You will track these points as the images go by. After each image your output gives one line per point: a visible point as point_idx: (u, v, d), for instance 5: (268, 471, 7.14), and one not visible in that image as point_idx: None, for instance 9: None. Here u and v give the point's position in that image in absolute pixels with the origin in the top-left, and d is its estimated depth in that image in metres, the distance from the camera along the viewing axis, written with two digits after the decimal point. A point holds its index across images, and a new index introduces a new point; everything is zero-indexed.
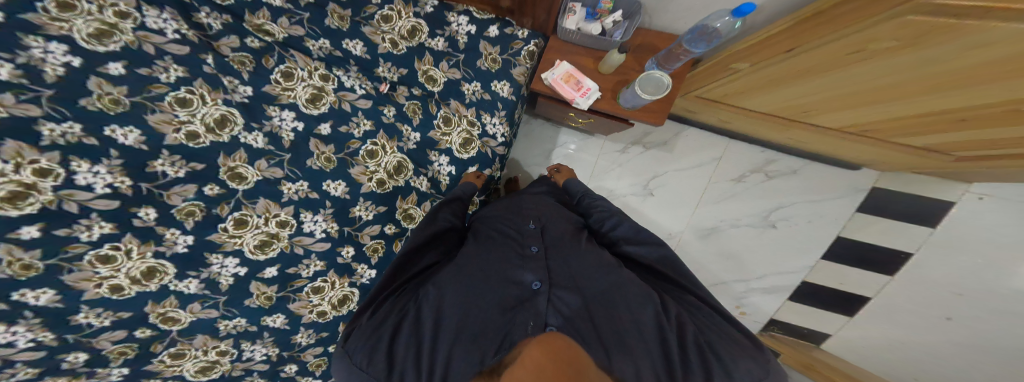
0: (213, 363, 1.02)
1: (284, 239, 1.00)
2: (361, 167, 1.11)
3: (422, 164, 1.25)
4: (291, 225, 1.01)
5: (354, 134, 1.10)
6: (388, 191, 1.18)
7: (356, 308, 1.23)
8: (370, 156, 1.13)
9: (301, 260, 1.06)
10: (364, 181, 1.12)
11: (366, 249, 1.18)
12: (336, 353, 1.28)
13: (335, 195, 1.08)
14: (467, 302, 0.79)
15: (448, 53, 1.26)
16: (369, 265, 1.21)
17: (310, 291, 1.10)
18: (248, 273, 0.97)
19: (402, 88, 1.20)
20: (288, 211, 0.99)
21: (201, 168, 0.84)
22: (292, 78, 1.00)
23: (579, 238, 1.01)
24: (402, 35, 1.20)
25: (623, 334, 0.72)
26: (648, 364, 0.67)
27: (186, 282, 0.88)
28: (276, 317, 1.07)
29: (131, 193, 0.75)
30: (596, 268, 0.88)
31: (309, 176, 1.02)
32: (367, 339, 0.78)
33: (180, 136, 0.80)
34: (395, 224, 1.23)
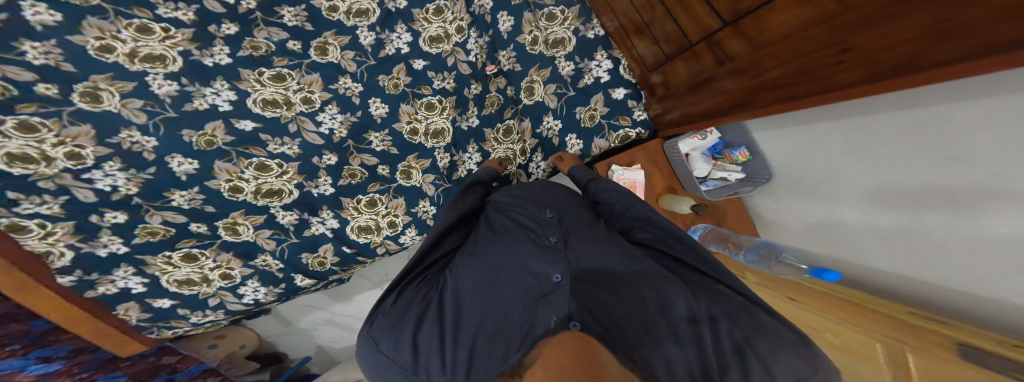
0: (39, 157, 0.73)
1: (292, 112, 0.93)
2: (411, 109, 1.01)
3: (456, 147, 1.08)
4: (313, 106, 0.94)
5: (433, 83, 1.02)
6: (411, 143, 1.02)
7: (273, 210, 0.97)
8: (430, 109, 1.02)
9: (285, 135, 0.93)
10: (402, 121, 1.00)
11: (344, 171, 0.99)
12: (182, 237, 0.92)
13: (372, 113, 0.99)
14: (486, 294, 0.61)
15: (562, 82, 1.08)
16: (332, 182, 0.99)
17: (252, 164, 0.92)
18: (225, 112, 0.88)
19: (501, 79, 1.08)
20: (324, 96, 0.95)
21: (309, 29, 0.94)
22: (439, 15, 1.00)
23: (593, 223, 0.78)
24: (543, 40, 1.06)
25: (653, 332, 0.51)
26: (681, 365, 0.46)
27: (164, 83, 0.82)
28: (186, 163, 0.86)
29: (240, 12, 0.89)
30: (615, 259, 0.66)
31: (368, 85, 0.98)
32: (389, 331, 0.61)
33: (323, 3, 0.95)
34: (390, 170, 1.03)
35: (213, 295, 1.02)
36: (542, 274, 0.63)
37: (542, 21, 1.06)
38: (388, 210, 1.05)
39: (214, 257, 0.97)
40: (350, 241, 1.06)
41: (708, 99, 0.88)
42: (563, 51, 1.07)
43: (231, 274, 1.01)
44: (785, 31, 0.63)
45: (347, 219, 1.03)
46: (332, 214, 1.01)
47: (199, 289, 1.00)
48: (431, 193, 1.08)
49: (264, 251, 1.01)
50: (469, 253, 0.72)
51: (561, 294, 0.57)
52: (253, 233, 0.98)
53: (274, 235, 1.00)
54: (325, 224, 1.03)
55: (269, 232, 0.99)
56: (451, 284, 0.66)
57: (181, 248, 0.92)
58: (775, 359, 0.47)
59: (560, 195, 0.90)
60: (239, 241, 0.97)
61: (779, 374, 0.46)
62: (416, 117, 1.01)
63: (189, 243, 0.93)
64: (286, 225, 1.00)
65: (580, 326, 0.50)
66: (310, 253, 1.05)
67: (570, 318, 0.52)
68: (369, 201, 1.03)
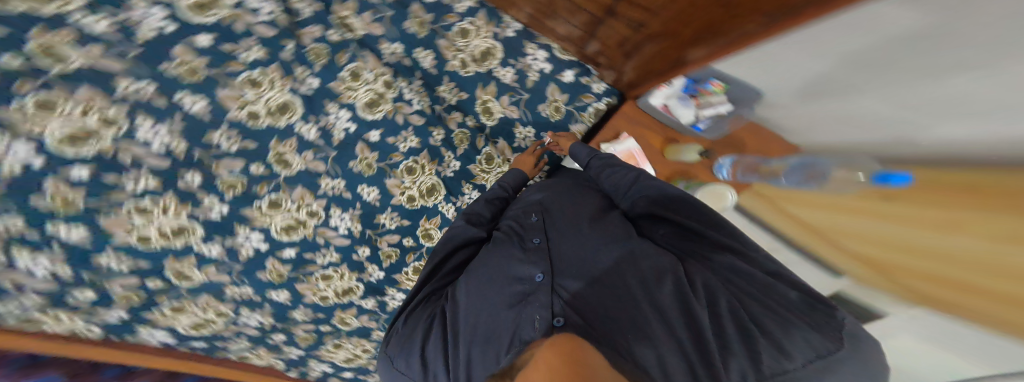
0: (208, 321, 0.96)
1: (310, 227, 0.95)
2: (396, 181, 0.99)
3: (454, 192, 1.04)
4: (322, 217, 0.95)
5: (400, 149, 0.93)
6: (418, 208, 1.03)
7: (356, 301, 1.08)
8: (410, 171, 0.94)
9: (320, 247, 0.98)
10: (398, 195, 0.98)
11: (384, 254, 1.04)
12: (321, 336, 1.12)
13: (366, 200, 0.95)
14: (479, 309, 0.59)
15: (513, 91, 1.01)
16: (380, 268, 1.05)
17: (321, 278, 1.01)
18: (268, 249, 0.93)
19: (457, 114, 0.98)
20: (322, 204, 0.94)
21: (252, 147, 0.84)
22: (359, 79, 0.92)
23: (578, 216, 0.73)
24: (473, 57, 0.94)
25: (640, 319, 0.47)
26: (674, 356, 0.43)
27: (209, 245, 0.86)
28: (284, 294, 0.99)
29: (181, 157, 0.78)
30: (604, 253, 0.61)
31: (349, 177, 0.95)
32: (403, 354, 0.61)
33: (240, 113, 0.81)
34: (415, 238, 1.07)
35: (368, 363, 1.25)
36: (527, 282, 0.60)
37: (458, 40, 0.94)
38: None
39: (350, 341, 1.16)
40: None
41: (668, 57, 0.78)
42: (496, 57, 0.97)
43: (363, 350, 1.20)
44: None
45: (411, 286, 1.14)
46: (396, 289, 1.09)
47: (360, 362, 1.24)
48: None
49: (373, 329, 1.15)
50: (469, 271, 0.69)
51: (545, 293, 0.54)
52: (358, 320, 1.13)
53: (371, 317, 1.13)
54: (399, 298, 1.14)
55: (367, 317, 1.12)
56: (453, 303, 0.64)
57: (329, 341, 1.14)
58: (791, 333, 0.47)
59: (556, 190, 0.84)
60: (352, 328, 1.13)
61: (793, 353, 0.44)
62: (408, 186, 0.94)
63: (330, 337, 1.13)
64: (372, 307, 1.12)
65: (565, 321, 0.47)
66: None
67: (556, 315, 0.49)
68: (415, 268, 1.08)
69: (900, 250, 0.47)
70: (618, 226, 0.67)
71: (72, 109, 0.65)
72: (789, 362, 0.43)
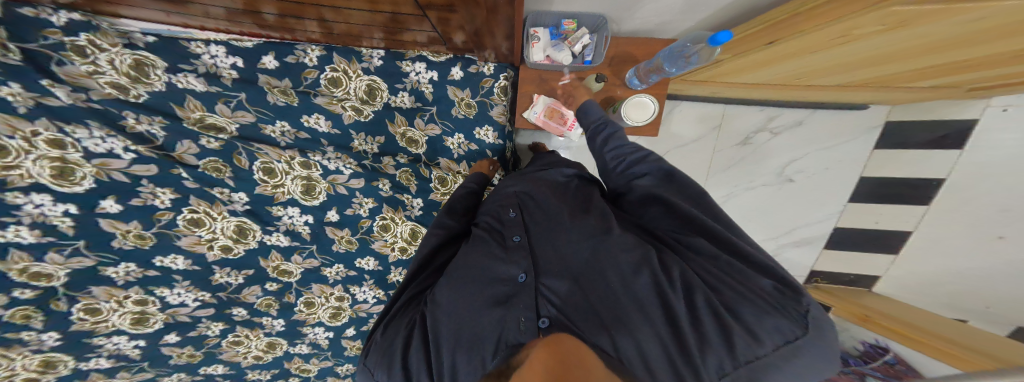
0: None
1: (348, 309, 1.02)
2: (381, 241, 0.93)
3: (432, 225, 0.95)
4: (348, 298, 0.99)
5: (362, 214, 0.89)
6: (411, 256, 0.97)
7: None
8: (384, 228, 0.91)
9: (367, 319, 1.07)
10: (387, 251, 0.94)
11: None
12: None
13: (370, 269, 0.96)
14: (461, 315, 0.51)
15: (419, 107, 0.89)
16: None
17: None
18: (335, 335, 1.06)
19: (386, 157, 0.89)
20: (340, 288, 0.97)
21: (255, 271, 0.88)
22: (275, 176, 0.81)
23: (560, 201, 0.67)
24: (357, 98, 0.85)
25: (617, 306, 0.43)
26: (654, 340, 0.38)
27: (298, 346, 1.05)
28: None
29: (216, 300, 0.87)
30: (577, 248, 0.55)
31: (341, 258, 0.93)
32: (380, 359, 0.52)
33: (215, 252, 0.80)
34: None
35: None
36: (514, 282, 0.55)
37: (334, 90, 0.84)
38: None
39: None
40: None
41: (481, 12, 0.55)
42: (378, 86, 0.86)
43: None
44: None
45: None
46: None
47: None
48: None
49: None
50: (448, 271, 0.61)
51: (529, 295, 0.50)
52: None
53: None
54: None
55: None
56: (434, 307, 0.55)
57: None
58: (757, 318, 0.36)
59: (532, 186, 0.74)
60: None
61: (762, 336, 0.35)
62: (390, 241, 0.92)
63: None
64: None
65: (550, 322, 0.46)
66: None
67: (541, 315, 0.48)
68: None
69: (924, 23, 0.42)
70: (600, 212, 0.60)
71: (111, 304, 0.74)
72: (762, 350, 0.34)
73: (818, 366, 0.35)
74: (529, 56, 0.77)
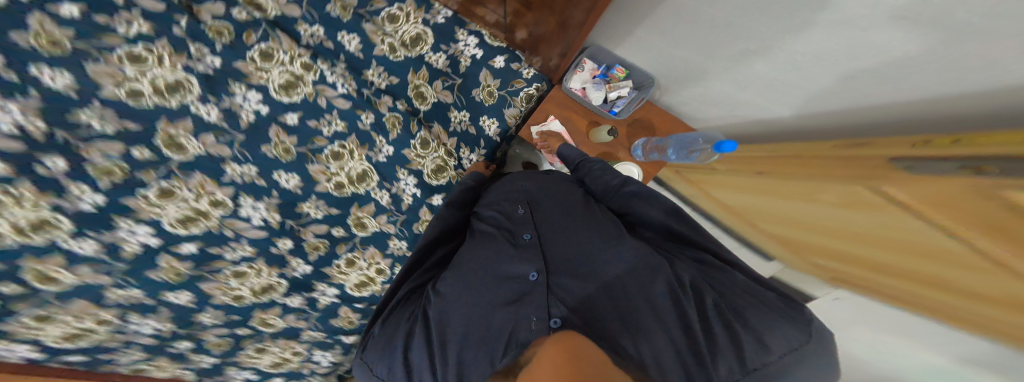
0: (87, 331, 0.64)
1: (213, 219, 0.70)
2: (322, 165, 0.81)
3: (388, 179, 0.89)
4: (229, 205, 0.71)
5: (323, 132, 0.80)
6: (345, 198, 0.84)
7: (279, 299, 0.83)
8: (339, 158, 0.82)
9: (227, 240, 0.73)
10: (321, 181, 0.81)
11: (306, 246, 0.82)
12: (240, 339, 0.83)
13: (285, 187, 0.77)
14: (467, 310, 0.47)
15: (445, 74, 0.84)
16: (305, 260, 0.83)
17: (229, 274, 0.75)
18: (160, 245, 0.66)
19: (386, 97, 0.86)
20: (227, 192, 0.71)
21: (137, 130, 0.61)
22: (270, 59, 0.74)
23: (570, 200, 0.63)
24: (400, 42, 0.83)
25: (631, 305, 0.41)
26: (668, 346, 0.36)
27: (56, 266, 0.56)
28: (181, 294, 0.71)
29: (39, 139, 0.53)
30: (584, 247, 0.52)
31: (260, 163, 0.74)
32: (382, 355, 0.50)
33: (118, 92, 0.59)
34: (346, 228, 0.86)
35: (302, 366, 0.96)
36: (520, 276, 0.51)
37: (387, 25, 0.82)
38: (370, 261, 0.91)
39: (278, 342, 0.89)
40: (360, 298, 0.93)
41: (551, 17, 0.61)
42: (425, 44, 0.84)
43: (298, 351, 0.92)
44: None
45: (341, 282, 0.89)
46: (327, 284, 0.88)
47: (291, 366, 0.95)
48: (394, 231, 0.92)
49: (305, 329, 0.90)
50: (453, 267, 0.58)
51: (540, 295, 0.46)
52: (284, 321, 0.86)
53: (302, 315, 0.88)
54: (328, 294, 0.89)
55: (296, 315, 0.87)
56: (437, 301, 0.52)
57: (250, 346, 0.85)
58: (768, 327, 0.37)
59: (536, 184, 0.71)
60: (278, 329, 0.86)
61: (772, 344, 0.36)
62: (332, 169, 0.82)
63: (250, 341, 0.85)
64: (301, 306, 0.87)
65: (563, 323, 0.40)
66: (336, 317, 0.93)
67: (551, 315, 0.43)
68: (347, 261, 0.88)
69: (874, 213, 0.40)
70: (607, 217, 0.58)
71: None
72: (772, 356, 0.35)
73: (823, 372, 0.36)
74: (567, 82, 0.81)
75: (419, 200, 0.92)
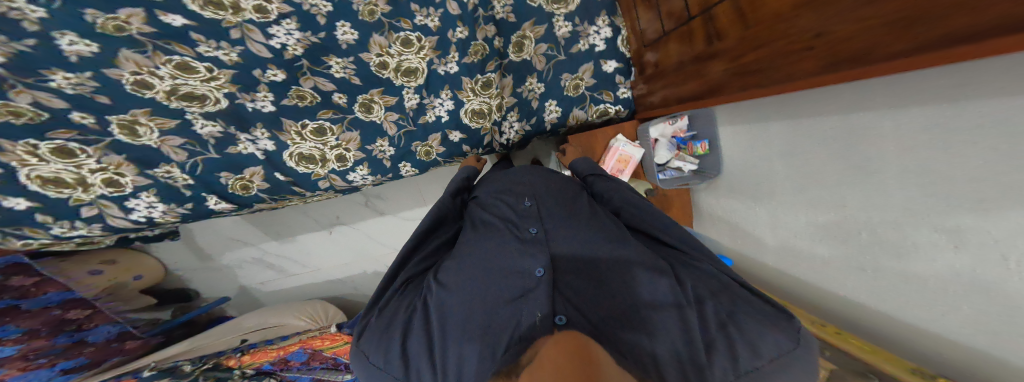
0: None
1: (238, 19, 0.60)
2: (383, 40, 0.71)
3: (429, 89, 0.78)
4: (268, 19, 0.62)
5: (415, 17, 0.71)
6: (376, 77, 0.73)
7: (189, 116, 0.65)
8: (405, 46, 0.72)
9: (224, 38, 0.61)
10: (371, 52, 0.71)
11: (290, 91, 0.69)
12: (58, 126, 0.58)
13: (332, 33, 0.67)
14: (472, 299, 0.49)
15: (555, 44, 0.80)
16: (274, 100, 0.69)
17: (173, 62, 0.59)
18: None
19: (492, 26, 0.76)
20: (282, 8, 0.62)
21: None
22: None
23: (573, 203, 0.65)
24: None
25: (630, 312, 0.45)
26: (666, 355, 0.41)
27: None
28: (81, 45, 0.54)
29: None
30: (593, 247, 0.55)
31: (338, 8, 0.66)
32: (375, 343, 0.47)
33: None
34: (349, 101, 0.74)
35: (91, 203, 0.67)
36: (526, 272, 0.53)
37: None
38: (339, 142, 0.78)
39: (99, 158, 0.63)
40: (287, 169, 0.78)
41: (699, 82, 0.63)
42: (564, 9, 0.78)
43: (119, 182, 0.67)
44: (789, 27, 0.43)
45: (286, 143, 0.75)
46: (268, 134, 0.72)
47: (71, 195, 0.65)
48: (391, 134, 0.81)
49: (169, 162, 0.69)
50: (454, 255, 0.57)
51: (546, 291, 0.49)
52: (157, 138, 0.65)
53: (187, 146, 0.68)
54: (256, 144, 0.73)
55: (181, 142, 0.67)
56: (440, 291, 0.51)
57: (56, 140, 0.59)
58: (757, 332, 0.40)
59: (544, 181, 0.70)
60: (137, 145, 0.65)
61: (761, 350, 0.39)
62: (390, 51, 0.72)
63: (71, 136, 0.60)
64: (204, 136, 0.68)
65: (566, 320, 0.46)
66: (232, 173, 0.75)
67: (555, 311, 0.48)
68: (316, 128, 0.75)
69: None
70: (606, 220, 0.60)
71: None
72: (761, 363, 0.38)
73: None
74: (648, 125, 0.81)
75: (437, 126, 0.83)
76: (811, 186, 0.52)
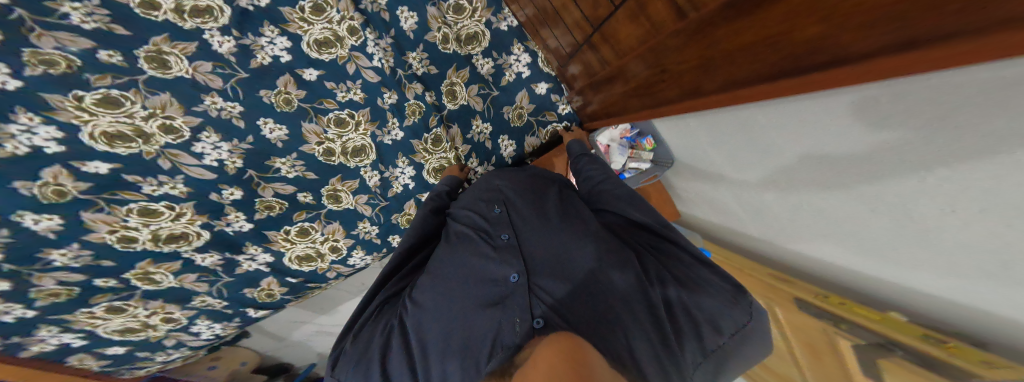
0: None
1: (153, 146, 0.61)
2: (318, 127, 0.73)
3: (384, 163, 0.82)
4: (183, 137, 0.62)
5: (336, 95, 0.73)
6: (330, 166, 0.77)
7: (186, 254, 0.71)
8: (340, 125, 0.75)
9: (159, 172, 0.62)
10: (310, 142, 0.73)
11: (257, 204, 0.73)
12: (93, 293, 0.66)
13: (264, 137, 0.69)
14: (446, 319, 0.49)
15: (484, 82, 0.82)
16: (248, 218, 0.73)
17: (135, 210, 0.62)
18: (58, 155, 0.54)
19: (417, 83, 0.78)
20: (190, 121, 0.62)
21: (121, 34, 0.55)
22: (319, 14, 0.68)
23: (543, 198, 0.62)
24: (455, 38, 0.78)
25: (608, 306, 0.44)
26: (644, 342, 0.41)
27: None
28: (48, 219, 0.57)
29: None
30: (568, 238, 0.53)
31: (249, 106, 0.66)
32: (356, 368, 0.48)
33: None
34: (315, 196, 0.78)
35: (167, 336, 0.81)
36: (501, 279, 0.51)
37: (450, 15, 0.77)
38: (325, 236, 0.84)
39: (145, 305, 0.73)
40: (294, 271, 0.87)
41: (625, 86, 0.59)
42: (478, 47, 0.80)
43: (174, 317, 0.78)
44: (663, 44, 0.45)
45: (281, 251, 0.81)
46: (261, 248, 0.79)
47: (146, 334, 0.78)
48: (368, 214, 0.86)
49: (200, 293, 0.78)
50: (429, 271, 0.56)
51: (523, 296, 0.48)
52: (175, 279, 0.73)
53: (203, 277, 0.76)
54: (257, 259, 0.80)
55: (194, 276, 0.74)
56: (416, 310, 0.51)
57: (100, 303, 0.68)
58: (722, 312, 0.43)
59: (518, 177, 0.68)
60: (162, 288, 0.72)
61: (722, 326, 0.43)
62: (330, 137, 0.75)
63: (110, 295, 0.68)
64: (212, 266, 0.76)
65: (545, 323, 0.44)
66: (254, 287, 0.84)
67: (534, 314, 0.46)
68: (299, 230, 0.80)
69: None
70: (580, 208, 0.59)
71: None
72: (720, 338, 0.43)
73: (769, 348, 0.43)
74: (597, 133, 0.79)
75: (406, 192, 0.87)
76: (749, 170, 0.52)
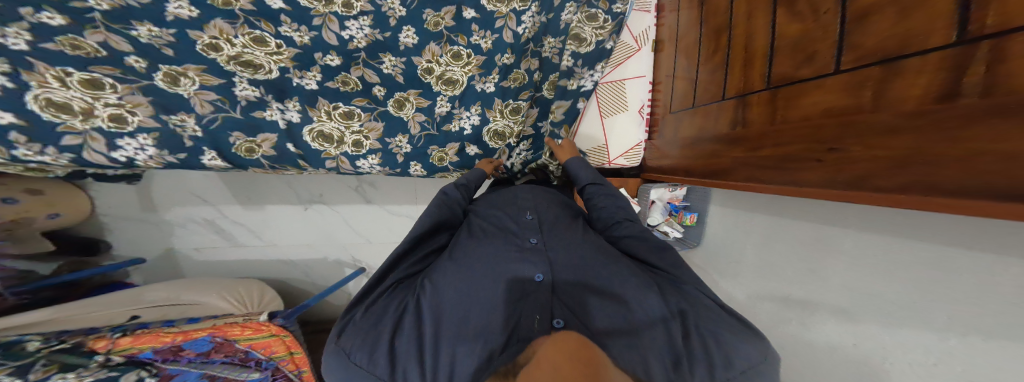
0: None
1: (326, 9, 0.75)
2: (436, 50, 0.83)
3: (461, 102, 0.89)
4: (349, 13, 0.77)
5: (471, 37, 0.83)
6: (420, 80, 0.85)
7: (238, 85, 0.76)
8: (454, 58, 0.84)
9: (305, 24, 0.75)
10: (423, 57, 0.84)
11: (339, 76, 0.82)
12: (108, 63, 0.67)
13: (400, 39, 0.81)
14: (466, 298, 0.58)
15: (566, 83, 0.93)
16: (320, 81, 0.81)
17: (251, 35, 0.72)
18: None
19: (536, 60, 0.88)
20: (364, 7, 0.77)
21: None
22: None
23: (572, 223, 0.77)
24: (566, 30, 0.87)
25: (627, 331, 0.54)
26: (655, 361, 0.49)
27: None
28: (185, 10, 0.67)
29: None
30: (588, 256, 0.66)
31: (410, 14, 0.80)
32: (364, 341, 0.52)
33: None
34: (386, 95, 0.86)
35: (78, 133, 0.69)
36: (527, 281, 0.61)
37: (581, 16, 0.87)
38: (361, 129, 0.87)
39: (123, 96, 0.69)
40: (300, 142, 0.85)
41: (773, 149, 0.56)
42: (576, 45, 0.89)
43: (126, 120, 0.71)
44: (884, 120, 0.38)
45: (311, 119, 0.84)
46: (298, 108, 0.82)
47: (67, 120, 0.67)
48: (413, 132, 0.90)
49: (189, 114, 0.75)
50: (452, 256, 0.67)
51: (543, 295, 0.59)
52: (192, 92, 0.73)
53: (217, 102, 0.76)
54: (284, 114, 0.81)
55: (212, 96, 0.75)
56: (433, 290, 0.60)
57: (94, 73, 0.66)
58: (735, 347, 0.50)
59: (551, 201, 0.84)
60: (170, 94, 0.72)
61: (735, 362, 0.48)
62: (441, 62, 0.84)
63: (110, 72, 0.67)
64: (239, 98, 0.77)
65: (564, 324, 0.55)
66: (244, 136, 0.81)
67: (555, 316, 0.57)
68: (345, 112, 0.85)
69: None
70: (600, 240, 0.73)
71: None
72: (733, 372, 0.47)
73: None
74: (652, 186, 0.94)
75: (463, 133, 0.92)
76: (771, 280, 0.66)
